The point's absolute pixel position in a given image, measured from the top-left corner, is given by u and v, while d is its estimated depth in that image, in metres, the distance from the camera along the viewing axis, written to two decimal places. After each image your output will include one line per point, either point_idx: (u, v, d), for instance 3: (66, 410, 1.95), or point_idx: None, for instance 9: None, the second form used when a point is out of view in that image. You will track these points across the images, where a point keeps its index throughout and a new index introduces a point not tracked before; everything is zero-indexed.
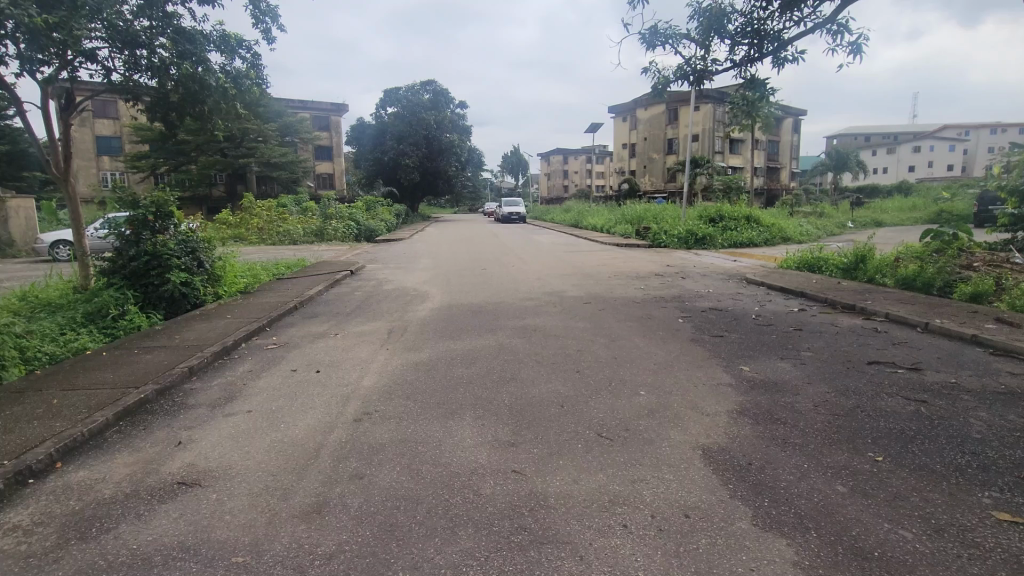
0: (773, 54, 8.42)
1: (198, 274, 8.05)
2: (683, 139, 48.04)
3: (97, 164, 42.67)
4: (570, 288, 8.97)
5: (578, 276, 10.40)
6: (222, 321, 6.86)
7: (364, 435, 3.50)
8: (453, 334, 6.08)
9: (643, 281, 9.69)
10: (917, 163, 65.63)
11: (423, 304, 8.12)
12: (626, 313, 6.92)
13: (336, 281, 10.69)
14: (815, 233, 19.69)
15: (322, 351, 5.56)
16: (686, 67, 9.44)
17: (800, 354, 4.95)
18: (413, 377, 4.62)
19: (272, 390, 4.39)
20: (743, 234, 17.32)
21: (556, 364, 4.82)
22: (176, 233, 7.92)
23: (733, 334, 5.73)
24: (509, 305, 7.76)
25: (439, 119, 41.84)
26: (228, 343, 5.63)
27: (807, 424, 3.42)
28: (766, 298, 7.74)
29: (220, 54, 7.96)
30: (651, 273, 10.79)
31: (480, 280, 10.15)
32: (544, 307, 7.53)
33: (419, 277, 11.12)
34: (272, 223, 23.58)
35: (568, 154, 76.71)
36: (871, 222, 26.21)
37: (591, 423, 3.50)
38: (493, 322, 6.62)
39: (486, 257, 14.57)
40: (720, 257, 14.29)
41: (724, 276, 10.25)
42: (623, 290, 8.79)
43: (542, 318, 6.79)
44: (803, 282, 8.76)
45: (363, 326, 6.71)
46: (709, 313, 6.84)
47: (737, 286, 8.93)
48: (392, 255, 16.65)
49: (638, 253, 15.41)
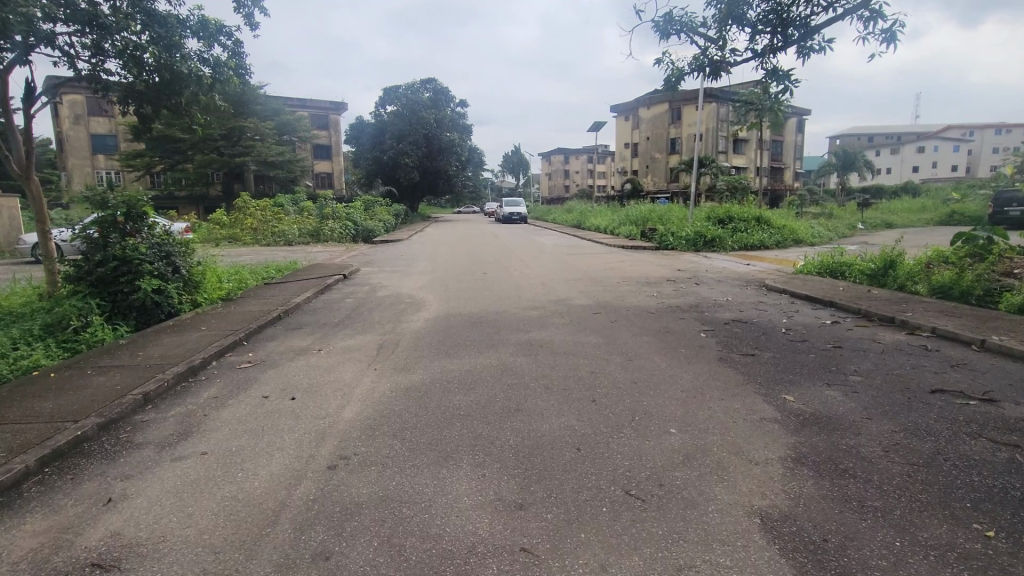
0: (799, 42, 7.79)
1: (173, 281, 7.40)
2: (686, 139, 47.43)
3: (91, 163, 42.03)
4: (578, 296, 8.34)
5: (585, 282, 9.76)
6: (197, 333, 6.22)
7: (337, 490, 2.84)
8: (451, 351, 5.44)
9: (655, 288, 9.06)
10: (921, 164, 65.02)
11: (419, 314, 7.49)
12: (642, 325, 6.29)
13: (327, 286, 10.03)
14: (827, 235, 19.04)
15: (302, 372, 4.92)
16: (700, 58, 8.82)
17: (849, 379, 4.30)
18: (403, 407, 3.98)
19: (236, 423, 3.75)
20: (753, 236, 16.70)
21: (567, 391, 4.17)
22: (149, 235, 7.29)
23: (765, 353, 5.08)
24: (512, 315, 7.12)
25: (439, 117, 41.17)
26: (195, 362, 4.97)
27: (883, 480, 2.78)
28: (791, 309, 7.11)
29: (198, 41, 7.33)
30: (662, 278, 10.16)
31: (481, 286, 9.50)
32: (550, 318, 6.89)
33: (416, 282, 10.48)
34: (266, 223, 22.99)
35: (570, 154, 76.07)
36: (881, 223, 25.57)
37: (616, 476, 2.86)
38: (495, 336, 5.98)
39: (487, 259, 13.93)
40: (732, 260, 13.63)
41: (741, 282, 9.62)
42: (636, 298, 8.15)
43: (548, 331, 6.15)
44: (829, 290, 8.13)
45: (352, 339, 6.08)
46: (733, 326, 6.21)
47: (757, 294, 8.30)
48: (389, 257, 16.02)
49: (646, 255, 14.78)
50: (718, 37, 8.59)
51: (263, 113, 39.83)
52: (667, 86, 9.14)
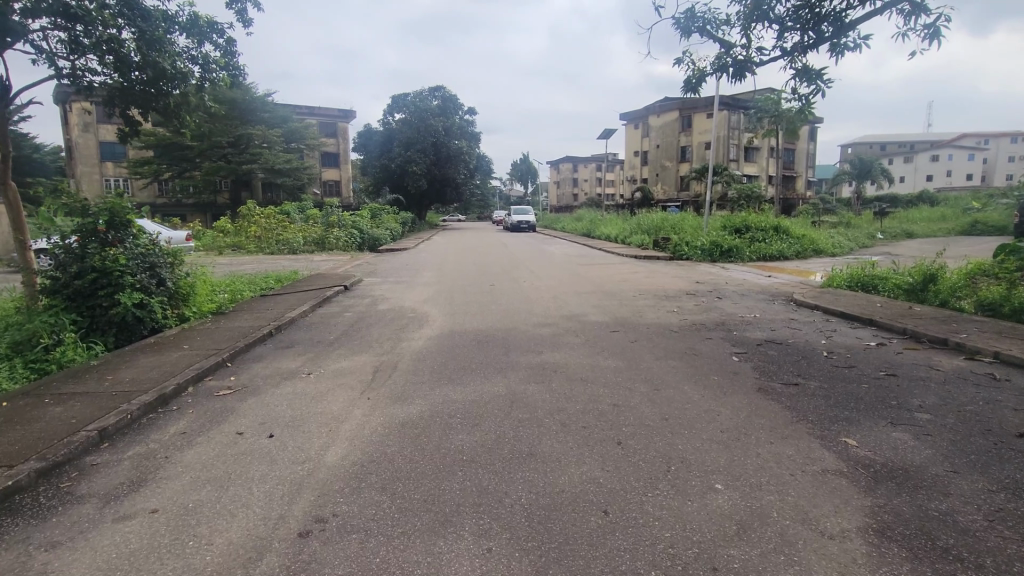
0: (831, 39, 7.22)
1: (157, 294, 6.88)
2: (697, 147, 46.83)
3: (100, 170, 42.06)
4: (593, 312, 7.75)
5: (599, 295, 9.19)
6: (178, 352, 5.71)
7: (306, 570, 2.26)
8: (453, 377, 4.86)
9: (674, 302, 8.47)
10: (936, 173, 63.89)
11: (421, 331, 6.93)
12: (666, 346, 5.70)
13: (325, 299, 9.51)
14: (847, 246, 18.34)
15: (285, 401, 4.36)
16: (722, 58, 8.29)
17: (916, 417, 3.69)
18: (398, 449, 3.39)
19: (199, 469, 3.19)
20: (772, 246, 16.06)
21: (587, 431, 3.58)
22: (134, 244, 6.77)
23: (811, 382, 4.46)
24: (522, 333, 6.55)
25: (448, 125, 40.89)
26: (168, 389, 4.44)
27: (1001, 565, 2.18)
28: (829, 328, 6.48)
29: (188, 39, 6.91)
30: (681, 291, 9.57)
31: (489, 300, 8.94)
32: (564, 337, 6.31)
33: (420, 294, 9.97)
34: (271, 231, 22.59)
35: (578, 162, 75.55)
36: (902, 232, 24.80)
37: (658, 556, 2.26)
38: (504, 358, 5.43)
39: (496, 270, 13.41)
40: (752, 272, 13.02)
41: (766, 296, 9.01)
42: (656, 314, 7.56)
43: (562, 353, 5.56)
44: (865, 306, 7.49)
45: (346, 361, 5.53)
46: (767, 349, 5.59)
47: (786, 311, 7.68)
48: (394, 266, 15.55)
49: (661, 266, 14.18)
50: (743, 35, 8.04)
51: (271, 120, 39.65)
52: (686, 89, 8.62)
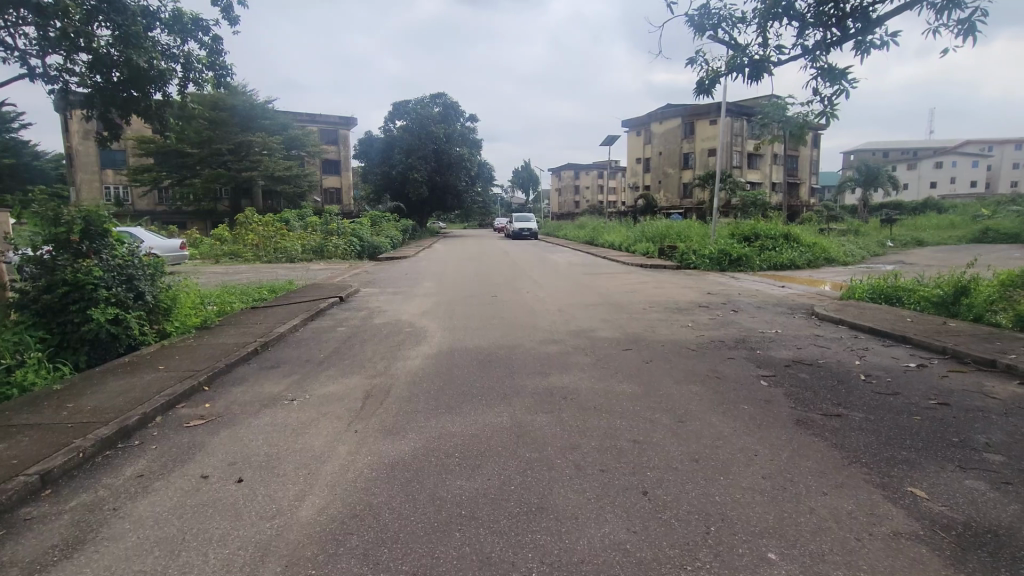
0: (857, 36, 6.78)
1: (135, 308, 6.38)
2: (700, 154, 46.49)
3: (100, 177, 41.86)
4: (602, 327, 7.25)
5: (606, 308, 8.70)
6: (150, 374, 5.22)
7: None
8: (452, 405, 4.37)
9: (687, 316, 7.98)
10: (939, 180, 63.43)
11: (418, 347, 6.44)
12: (685, 367, 5.21)
13: (319, 311, 9.03)
14: (859, 254, 17.82)
15: (262, 435, 3.86)
16: (738, 58, 7.86)
17: (987, 459, 3.18)
18: (385, 501, 2.88)
19: (150, 527, 2.70)
20: (782, 254, 15.58)
21: (608, 476, 3.08)
22: (110, 256, 6.31)
23: (854, 413, 3.95)
24: (527, 351, 6.05)
25: (449, 132, 40.58)
26: (132, 420, 3.96)
27: None
28: (860, 346, 5.98)
29: (170, 36, 6.49)
30: (693, 304, 9.07)
31: (491, 313, 8.46)
32: (573, 356, 5.80)
33: (418, 306, 9.50)
34: (269, 239, 22.19)
35: (580, 170, 75.23)
36: (911, 240, 24.25)
37: None
38: (508, 381, 4.94)
39: (497, 280, 12.94)
40: (765, 282, 12.51)
41: (784, 309, 8.52)
42: (670, 329, 7.06)
43: (571, 375, 5.06)
44: (894, 321, 6.97)
45: (333, 385, 5.03)
46: (797, 371, 5.08)
47: (809, 325, 7.16)
48: (393, 276, 15.11)
49: (668, 276, 13.69)
50: (760, 33, 7.61)
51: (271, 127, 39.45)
52: (699, 90, 8.18)
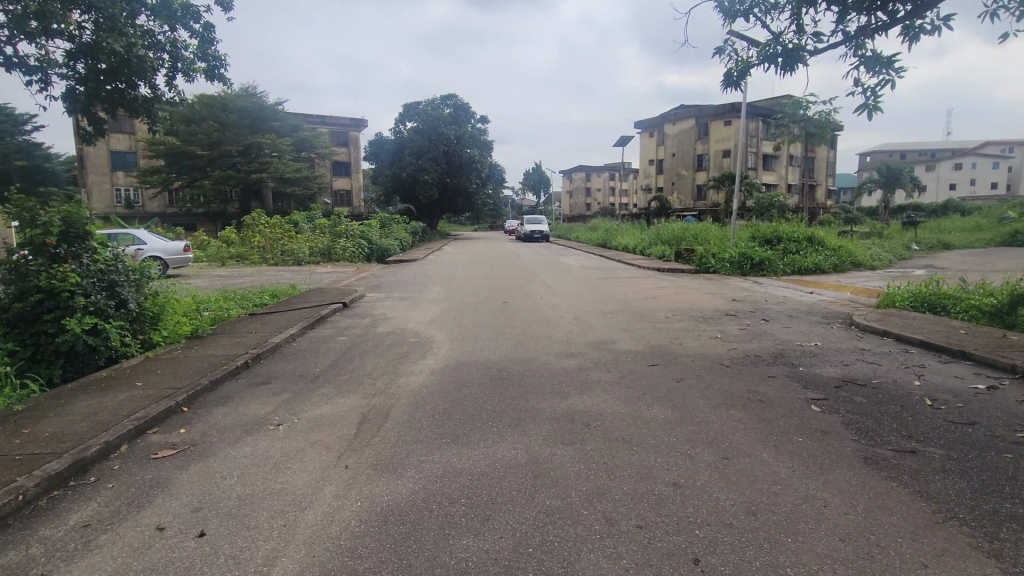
0: (905, 20, 6.16)
1: (118, 317, 5.89)
2: (714, 155, 45.74)
3: (111, 179, 41.83)
4: (623, 338, 6.66)
5: (626, 316, 8.12)
6: (125, 391, 4.72)
7: None
8: (458, 433, 3.80)
9: (715, 326, 7.38)
10: (959, 181, 62.04)
11: (422, 361, 5.90)
12: (721, 386, 4.64)
13: (319, 318, 8.50)
14: (886, 258, 17.04)
15: (236, 471, 3.32)
16: (770, 47, 7.28)
17: None
18: (374, 570, 2.32)
19: None
20: (807, 258, 14.89)
21: (649, 537, 2.49)
22: (91, 259, 5.84)
23: (934, 450, 3.33)
24: (542, 367, 5.47)
25: (460, 133, 40.13)
26: (89, 452, 3.44)
27: None
28: (915, 363, 5.34)
29: (155, 22, 6.05)
30: (718, 312, 8.45)
31: (502, 321, 7.90)
32: (593, 373, 5.22)
33: (424, 313, 8.96)
34: (275, 241, 21.81)
35: (591, 172, 74.54)
36: (938, 243, 23.40)
37: None
38: (522, 404, 4.36)
39: (508, 284, 12.40)
40: (792, 288, 11.86)
41: (820, 319, 7.87)
42: (698, 341, 6.45)
43: (592, 397, 4.48)
44: (948, 334, 6.32)
45: (326, 406, 4.48)
46: (851, 394, 4.45)
47: (850, 338, 6.54)
48: (400, 280, 14.61)
49: (687, 281, 13.07)
50: (796, 18, 7.00)
51: (281, 129, 39.26)
52: (726, 83, 7.60)
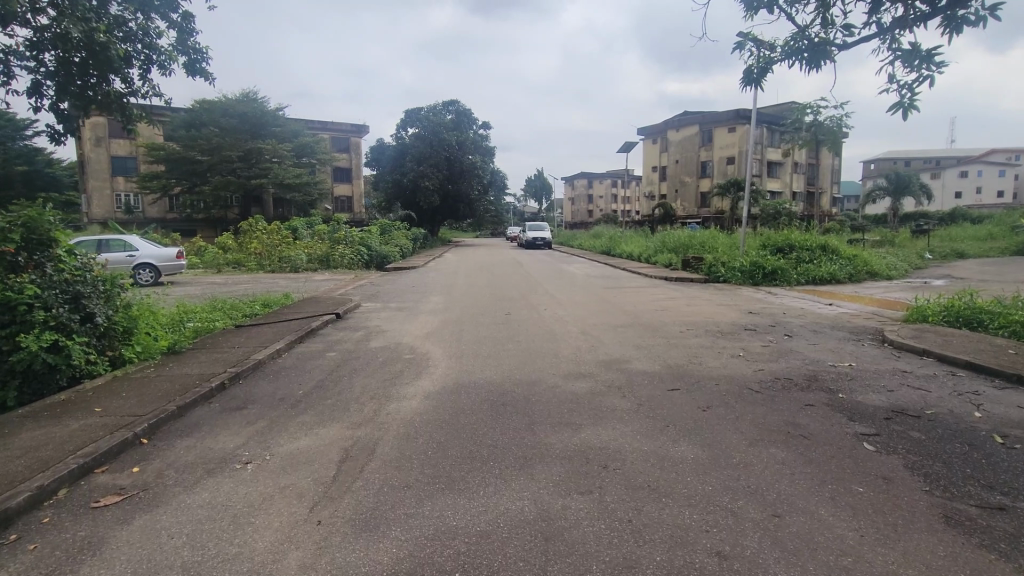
0: (944, 11, 5.65)
1: (83, 333, 5.33)
2: (719, 162, 45.34)
3: (110, 185, 41.40)
4: (637, 357, 6.09)
5: (638, 330, 7.57)
6: (79, 419, 4.15)
7: None
8: (455, 477, 3.25)
9: (736, 342, 6.82)
10: (964, 190, 61.48)
11: (418, 382, 5.34)
12: (753, 417, 4.08)
13: (310, 331, 7.96)
14: (902, 268, 16.44)
15: (188, 528, 2.76)
16: (795, 43, 6.76)
17: None
18: None
19: None
20: (821, 268, 14.35)
21: None
22: (53, 269, 5.30)
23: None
24: (550, 391, 4.92)
25: (462, 139, 39.79)
26: (15, 502, 2.88)
27: None
28: (967, 389, 4.78)
29: (127, 10, 5.59)
30: (736, 327, 7.90)
31: (505, 336, 7.34)
32: (608, 398, 4.65)
33: (422, 325, 8.42)
34: (273, 248, 21.35)
35: (593, 179, 74.11)
36: (951, 252, 22.79)
37: None
38: (528, 439, 3.80)
39: (511, 294, 11.86)
40: (809, 299, 11.31)
41: (848, 335, 7.31)
42: (720, 361, 5.88)
43: (610, 429, 3.91)
44: (995, 354, 5.77)
45: (305, 439, 3.93)
46: (906, 427, 3.89)
47: (886, 358, 5.98)
48: (400, 288, 14.10)
49: (697, 291, 12.52)
50: (822, 11, 6.49)
51: (282, 134, 38.88)
52: (745, 82, 7.06)
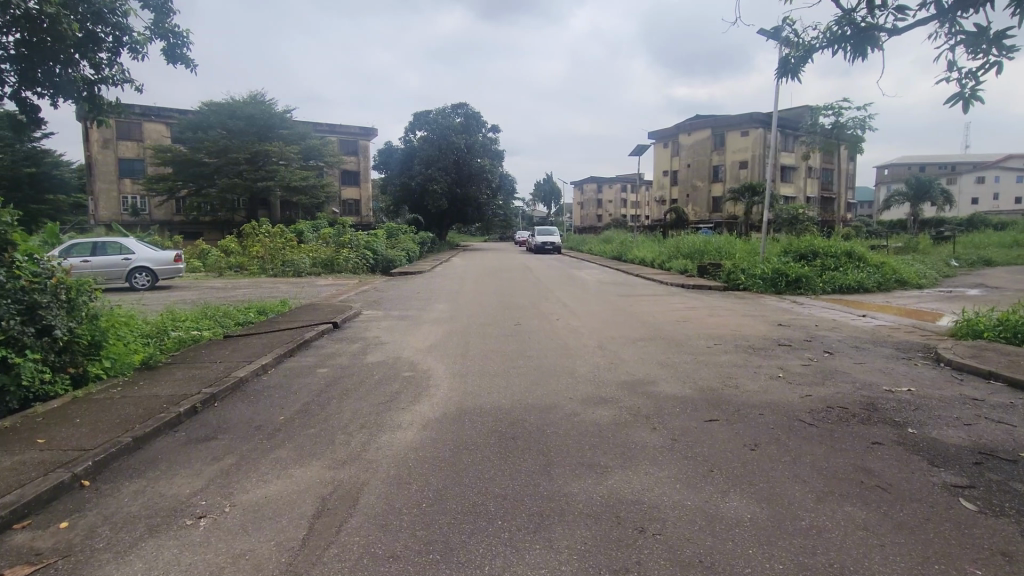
0: None
1: (37, 348, 4.72)
2: (731, 166, 44.55)
3: (118, 187, 41.13)
4: (664, 378, 5.40)
5: (661, 346, 6.88)
6: (13, 454, 3.52)
7: None
8: (455, 545, 2.57)
9: (772, 361, 6.12)
10: (981, 196, 60.16)
11: (416, 406, 4.70)
12: (814, 460, 3.39)
13: (302, 343, 7.32)
14: (931, 276, 15.64)
15: None
16: (838, 27, 5.96)
17: None
18: None
19: None
20: (848, 275, 13.60)
21: None
22: (7, 277, 4.69)
23: None
24: (566, 420, 4.25)
25: (471, 143, 39.23)
26: None
27: None
28: None
29: None
30: (769, 342, 7.19)
31: (514, 351, 6.67)
32: (635, 431, 3.97)
33: (424, 337, 7.78)
34: (277, 251, 20.82)
35: (603, 183, 73.36)
36: (979, 259, 21.86)
37: None
38: (544, 487, 3.12)
39: (521, 302, 11.20)
40: (840, 310, 10.56)
41: (895, 353, 6.59)
42: (759, 383, 5.17)
43: (643, 475, 3.24)
44: None
45: (276, 484, 3.28)
46: (1007, 478, 3.17)
47: (948, 381, 5.27)
48: (404, 294, 13.47)
49: (719, 300, 11.81)
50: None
51: (289, 136, 38.49)
52: (780, 73, 6.36)
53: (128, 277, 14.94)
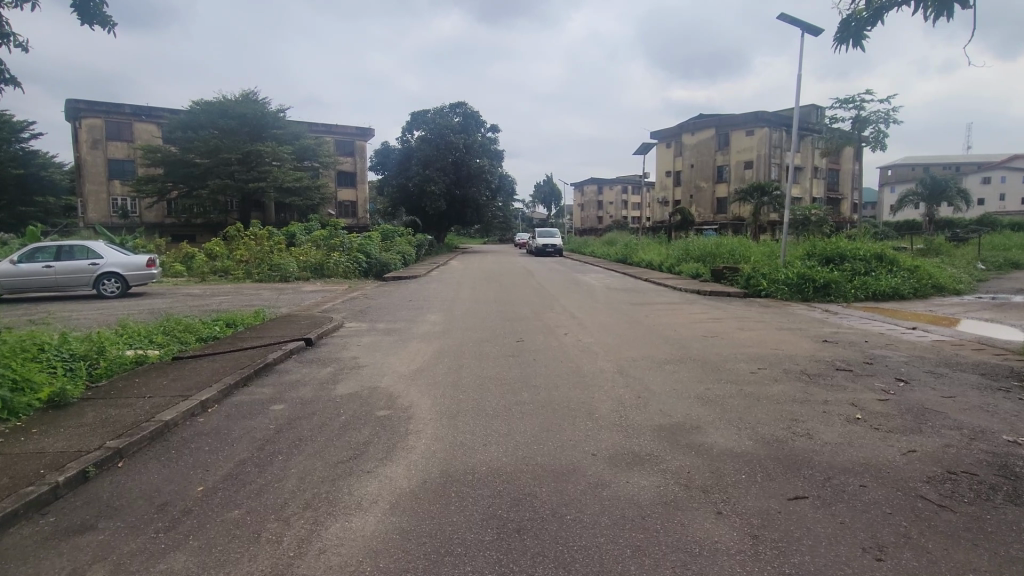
0: None
1: None
2: (737, 166, 43.36)
3: (107, 189, 39.82)
4: (711, 422, 4.16)
5: (695, 371, 5.67)
6: None
7: None
8: None
9: (838, 394, 4.89)
10: (987, 197, 59.08)
11: (385, 469, 3.45)
12: None
13: (262, 367, 6.05)
14: (967, 281, 14.45)
15: None
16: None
17: None
18: None
19: None
20: (881, 281, 12.38)
21: None
22: None
23: None
24: (594, 495, 3.03)
25: (469, 142, 38.03)
26: None
27: None
28: None
29: None
30: (825, 365, 5.96)
31: (518, 379, 5.44)
32: (696, 520, 2.75)
33: (410, 359, 6.54)
34: (264, 255, 19.59)
35: (603, 185, 72.14)
36: (1006, 262, 20.66)
37: None
38: None
39: (524, 313, 9.99)
40: (884, 321, 9.33)
41: (987, 382, 5.34)
42: (837, 431, 3.95)
43: None
44: None
45: None
46: None
47: None
48: (396, 303, 12.23)
49: (743, 309, 10.59)
50: None
51: (282, 136, 37.27)
52: (839, 36, 4.38)
53: (95, 283, 13.70)
